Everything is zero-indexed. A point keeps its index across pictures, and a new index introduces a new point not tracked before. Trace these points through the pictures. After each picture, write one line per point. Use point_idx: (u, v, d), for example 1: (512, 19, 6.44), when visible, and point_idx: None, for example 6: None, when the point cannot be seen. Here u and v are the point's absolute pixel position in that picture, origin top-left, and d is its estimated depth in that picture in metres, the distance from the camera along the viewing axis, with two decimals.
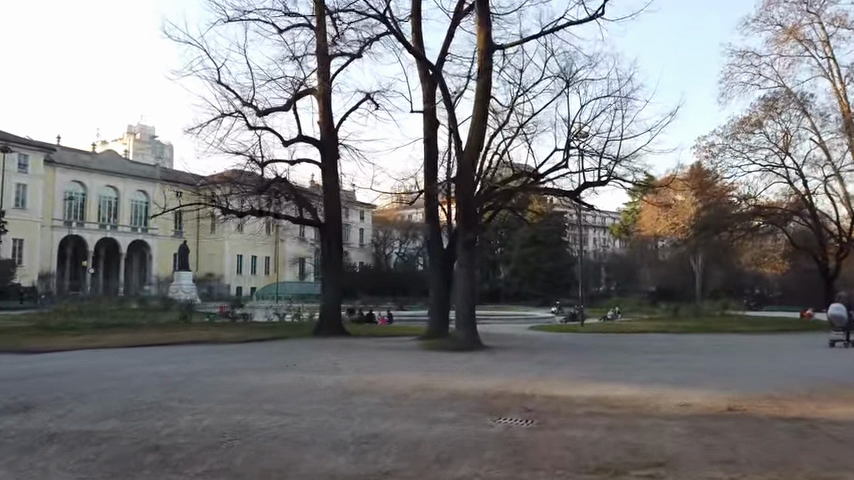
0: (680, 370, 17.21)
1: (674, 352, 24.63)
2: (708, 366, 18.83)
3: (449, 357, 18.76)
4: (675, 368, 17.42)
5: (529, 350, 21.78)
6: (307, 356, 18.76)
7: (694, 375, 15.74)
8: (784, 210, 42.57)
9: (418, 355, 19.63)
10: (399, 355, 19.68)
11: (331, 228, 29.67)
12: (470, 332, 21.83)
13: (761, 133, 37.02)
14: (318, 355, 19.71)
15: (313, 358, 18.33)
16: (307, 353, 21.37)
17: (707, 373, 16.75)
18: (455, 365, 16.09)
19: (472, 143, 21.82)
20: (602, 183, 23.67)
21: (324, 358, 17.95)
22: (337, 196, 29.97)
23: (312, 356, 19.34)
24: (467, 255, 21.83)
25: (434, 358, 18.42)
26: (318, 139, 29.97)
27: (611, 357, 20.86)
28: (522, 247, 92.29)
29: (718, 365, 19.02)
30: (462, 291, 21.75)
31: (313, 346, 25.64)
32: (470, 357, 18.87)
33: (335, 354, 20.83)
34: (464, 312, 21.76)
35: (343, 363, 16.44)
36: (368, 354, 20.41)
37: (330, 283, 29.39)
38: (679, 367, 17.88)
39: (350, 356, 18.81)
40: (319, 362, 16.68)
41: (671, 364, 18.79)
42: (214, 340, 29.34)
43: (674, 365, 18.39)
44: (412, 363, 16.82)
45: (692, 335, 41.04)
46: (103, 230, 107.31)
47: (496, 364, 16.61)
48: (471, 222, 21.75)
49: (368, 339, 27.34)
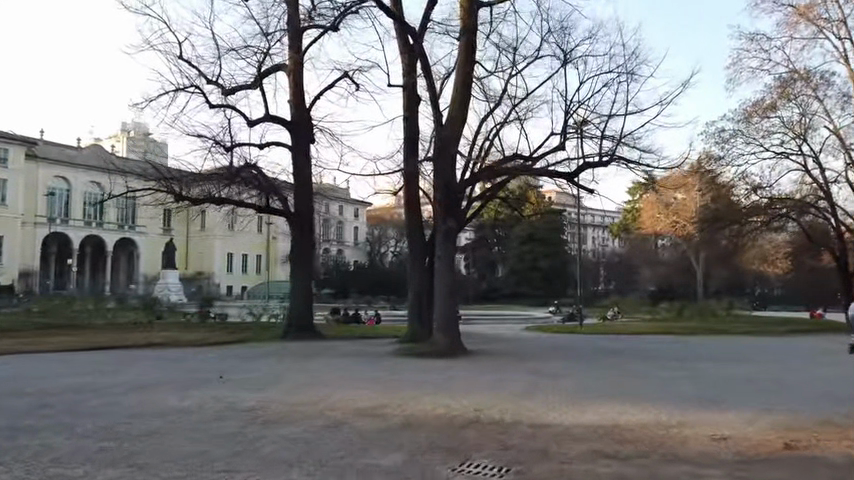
0: (697, 383, 14.17)
1: (682, 357, 21.70)
2: (729, 377, 15.80)
3: (422, 366, 15.75)
4: (691, 381, 14.42)
5: (517, 357, 18.81)
6: (252, 366, 15.75)
7: (720, 391, 12.68)
8: (797, 201, 39.69)
9: (386, 363, 16.62)
10: (363, 363, 16.66)
11: (304, 218, 26.57)
12: (450, 338, 18.67)
13: (775, 118, 34.09)
14: (267, 364, 16.73)
15: (257, 367, 15.29)
16: (259, 362, 18.39)
17: (731, 388, 13.76)
18: (428, 376, 13.08)
19: (454, 115, 18.83)
20: (604, 163, 20.74)
21: (269, 368, 14.89)
22: (310, 184, 26.93)
23: (260, 364, 16.30)
24: (447, 246, 18.83)
25: (403, 367, 15.40)
26: (288, 119, 26.85)
27: (613, 364, 17.85)
28: (519, 244, 89.07)
29: (739, 377, 16.03)
30: (441, 288, 18.72)
31: (275, 351, 22.63)
32: (447, 366, 15.86)
33: (290, 362, 17.89)
34: (444, 313, 18.67)
35: (287, 374, 13.43)
36: (329, 361, 17.41)
37: (300, 278, 26.28)
38: (695, 380, 14.84)
39: (304, 366, 15.79)
40: (260, 372, 13.72)
41: (685, 375, 15.77)
42: (171, 344, 26.34)
43: (687, 377, 15.40)
44: (373, 373, 13.79)
45: (699, 337, 38.06)
46: (88, 227, 104.55)
47: (474, 374, 13.62)
48: (452, 208, 18.75)
49: (339, 342, 24.42)
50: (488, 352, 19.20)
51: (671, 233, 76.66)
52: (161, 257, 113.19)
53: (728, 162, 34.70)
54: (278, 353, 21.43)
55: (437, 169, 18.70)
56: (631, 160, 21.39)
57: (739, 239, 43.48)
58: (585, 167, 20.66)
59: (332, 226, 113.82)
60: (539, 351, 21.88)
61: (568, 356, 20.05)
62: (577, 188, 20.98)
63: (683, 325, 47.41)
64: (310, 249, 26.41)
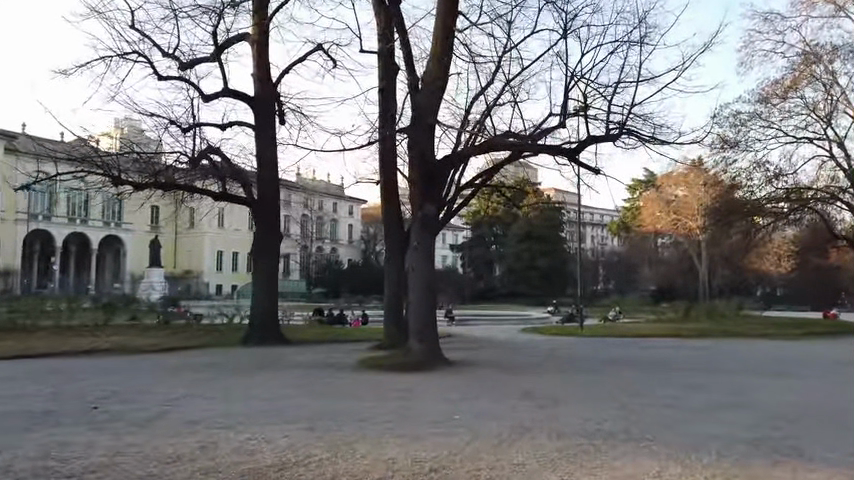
0: (733, 412, 11.01)
1: (700, 368, 18.63)
2: (772, 402, 12.58)
3: (387, 384, 12.60)
4: (728, 410, 11.26)
5: (508, 369, 15.65)
6: (171, 384, 12.58)
7: (769, 430, 9.52)
8: (815, 194, 37.18)
9: (343, 378, 13.45)
10: (315, 380, 13.50)
11: (271, 208, 23.28)
12: (427, 346, 15.44)
13: (796, 98, 31.06)
14: (195, 382, 13.62)
15: (174, 386, 12.14)
16: (192, 376, 15.22)
17: (783, 420, 10.58)
18: (384, 404, 9.91)
19: (433, 78, 15.65)
20: (612, 136, 17.47)
21: (188, 388, 11.73)
22: (275, 168, 23.57)
23: (183, 383, 13.15)
24: (426, 235, 15.63)
25: (361, 386, 12.29)
26: (250, 95, 23.55)
27: (620, 377, 14.76)
28: (517, 242, 85.79)
29: (784, 401, 12.84)
30: (417, 286, 15.58)
31: (229, 360, 19.48)
32: (417, 383, 12.68)
33: (227, 377, 14.73)
34: (421, 314, 15.50)
35: (201, 398, 10.31)
36: (275, 376, 14.25)
37: (260, 273, 22.99)
38: (730, 406, 11.64)
39: (238, 385, 12.62)
40: (167, 395, 10.58)
41: (716, 397, 12.55)
42: (117, 350, 23.17)
43: (718, 401, 12.21)
44: (315, 395, 10.65)
45: (709, 342, 34.97)
46: (72, 224, 101.18)
47: (448, 400, 10.46)
48: (430, 189, 15.54)
49: (307, 348, 21.30)
50: (474, 363, 16.02)
51: (674, 231, 74.01)
52: (148, 255, 109.76)
53: (745, 149, 31.58)
54: (229, 364, 18.31)
55: (413, 142, 15.51)
56: (642, 134, 18.22)
57: (752, 235, 40.34)
58: (589, 143, 17.52)
59: (325, 224, 110.55)
60: (534, 361, 18.67)
61: (569, 367, 16.86)
62: (579, 168, 17.84)
63: (690, 327, 44.28)
64: (275, 240, 23.17)
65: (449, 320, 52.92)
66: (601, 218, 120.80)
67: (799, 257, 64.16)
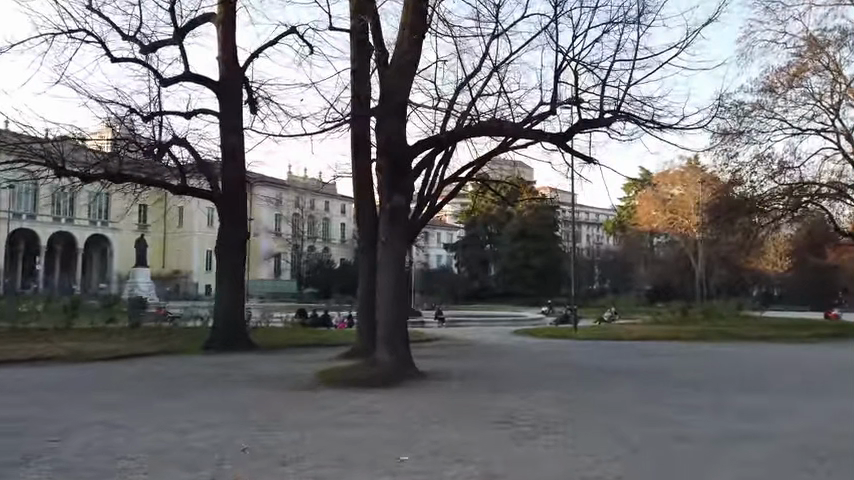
0: (747, 446, 9.41)
1: (702, 381, 17.00)
2: (789, 430, 10.93)
3: (342, 413, 10.89)
4: (741, 442, 9.65)
5: (488, 385, 13.99)
6: (92, 414, 10.91)
7: (791, 474, 7.90)
8: (817, 190, 35.68)
9: (294, 403, 11.76)
10: (262, 406, 11.78)
11: (235, 202, 21.34)
12: (395, 356, 13.62)
13: (803, 88, 29.26)
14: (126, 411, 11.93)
15: (94, 417, 10.46)
16: (130, 396, 13.54)
17: (807, 457, 8.98)
18: (328, 447, 8.22)
19: (402, 51, 13.87)
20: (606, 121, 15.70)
21: (109, 416, 10.08)
22: (241, 158, 21.65)
23: (111, 410, 11.50)
24: (396, 229, 13.81)
25: (312, 417, 10.59)
26: (214, 80, 21.66)
27: (616, 396, 13.09)
28: (511, 242, 83.99)
29: (803, 429, 11.23)
30: (385, 287, 13.79)
31: (186, 370, 17.73)
32: (378, 412, 10.96)
33: (168, 400, 13.01)
34: (390, 319, 13.70)
35: (108, 437, 8.65)
36: (220, 400, 12.55)
37: (225, 274, 21.08)
38: (742, 437, 10.03)
39: (169, 416, 10.92)
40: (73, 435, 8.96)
41: (725, 425, 10.92)
42: (72, 358, 21.35)
43: (728, 429, 10.57)
44: (253, 427, 8.97)
45: (709, 344, 33.34)
46: (57, 223, 98.67)
47: (406, 435, 8.81)
48: (399, 178, 13.75)
49: (274, 356, 19.59)
50: (450, 376, 14.36)
51: (671, 230, 72.37)
52: (135, 254, 107.29)
53: (748, 142, 29.76)
54: (183, 376, 16.57)
55: (380, 122, 13.73)
56: (640, 119, 16.44)
57: (752, 233, 38.69)
58: (580, 127, 15.73)
59: (317, 224, 108.58)
60: (519, 373, 17.00)
61: (557, 380, 15.22)
62: (571, 156, 16.04)
63: (689, 328, 42.60)
64: (241, 238, 21.32)
65: (439, 322, 51.10)
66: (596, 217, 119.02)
67: (797, 256, 62.71)
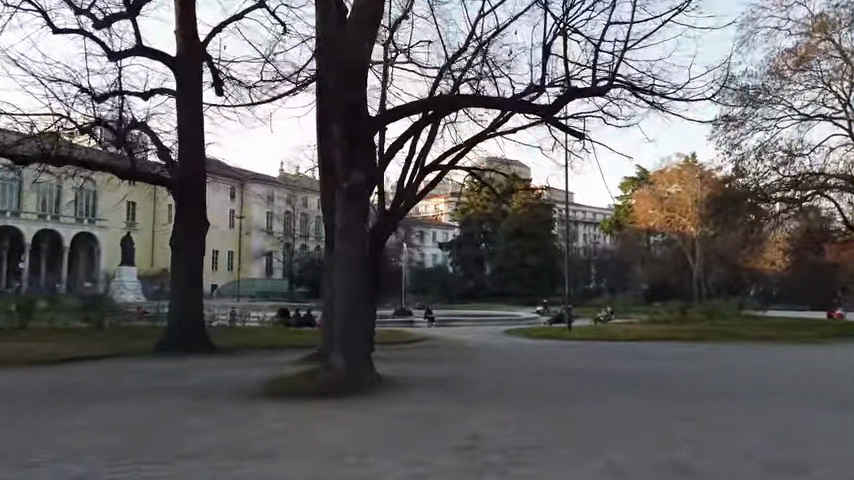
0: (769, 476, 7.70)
1: (704, 388, 15.24)
2: (816, 451, 9.23)
3: (278, 432, 9.15)
4: (763, 470, 7.92)
5: (465, 394, 12.22)
6: None
7: None
8: (822, 182, 34.01)
9: (225, 419, 9.99)
10: (188, 426, 10.00)
11: (192, 189, 19.37)
12: (353, 361, 11.71)
13: (811, 70, 27.35)
14: (35, 434, 10.17)
15: None
16: (47, 414, 11.74)
17: None
18: None
19: (363, 5, 12.03)
20: (600, 90, 13.71)
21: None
22: (199, 141, 19.65)
23: (6, 436, 9.68)
24: (354, 211, 11.91)
25: (239, 440, 8.81)
26: (171, 56, 19.65)
27: (605, 412, 11.37)
28: (507, 240, 82.08)
29: (824, 447, 9.55)
30: (342, 279, 11.89)
31: (134, 377, 15.89)
32: (326, 432, 9.20)
33: (87, 418, 11.22)
34: (347, 317, 11.78)
35: None
36: (142, 420, 10.74)
37: (180, 269, 19.18)
38: (764, 463, 8.32)
39: (71, 445, 9.12)
40: None
41: (741, 448, 9.16)
42: (16, 360, 19.47)
43: (744, 452, 8.85)
44: (158, 466, 7.23)
45: (710, 345, 31.47)
46: (42, 220, 96.37)
47: (340, 468, 7.10)
48: (357, 152, 11.91)
49: (235, 359, 17.75)
50: (418, 383, 12.59)
51: (669, 228, 70.63)
52: (122, 253, 104.93)
53: (753, 130, 27.92)
54: (126, 385, 14.77)
55: (336, 87, 11.92)
56: (638, 90, 14.46)
57: (754, 229, 36.95)
58: (570, 98, 13.89)
59: (309, 222, 106.55)
60: (501, 380, 15.23)
61: (541, 391, 13.48)
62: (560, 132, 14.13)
63: (688, 328, 40.64)
64: (199, 228, 19.39)
65: (429, 321, 49.17)
66: (593, 217, 117.14)
67: (797, 253, 61.16)
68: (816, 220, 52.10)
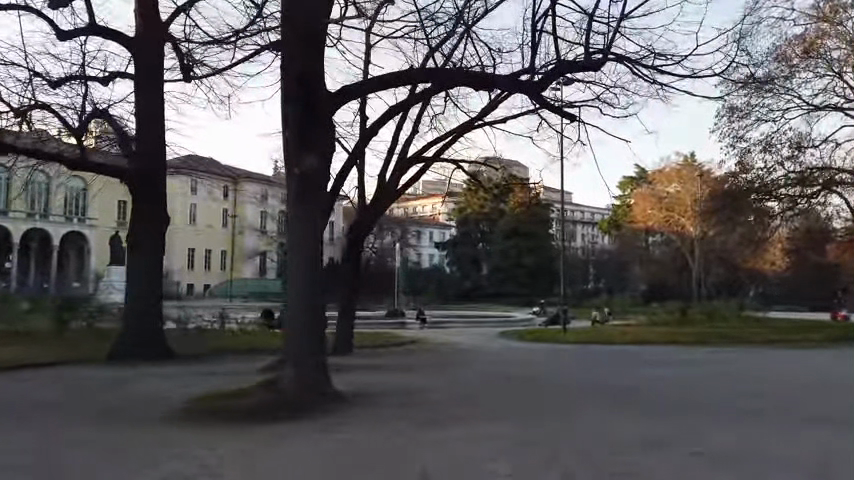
0: None
1: (701, 397, 13.97)
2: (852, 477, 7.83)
3: (219, 461, 7.76)
4: None
5: (443, 410, 10.78)
6: None
7: None
8: (827, 178, 32.67)
9: (145, 441, 8.56)
10: (116, 449, 8.59)
11: (151, 181, 17.86)
12: (306, 374, 10.09)
13: (819, 58, 25.85)
14: None
15: None
16: None
17: None
18: None
19: None
20: (592, 62, 12.12)
21: None
22: (159, 130, 18.09)
23: None
24: (309, 202, 10.30)
25: (163, 469, 7.48)
26: (131, 37, 18.09)
27: (588, 427, 10.03)
28: (504, 239, 80.42)
29: (839, 468, 8.34)
30: (294, 280, 10.28)
31: (83, 386, 14.41)
32: (274, 460, 7.75)
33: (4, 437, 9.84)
34: (301, 325, 10.18)
35: None
36: (54, 439, 9.27)
37: (138, 266, 17.66)
38: None
39: None
40: None
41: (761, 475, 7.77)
42: None
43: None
44: None
45: (712, 349, 29.99)
46: (30, 219, 94.33)
47: None
48: (310, 135, 10.32)
49: (201, 367, 16.28)
50: (381, 394, 11.17)
51: (668, 227, 69.29)
52: (112, 252, 102.97)
53: (759, 123, 26.42)
54: (72, 396, 13.28)
55: (287, 58, 10.28)
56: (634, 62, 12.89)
57: (757, 228, 35.48)
58: (560, 72, 12.34)
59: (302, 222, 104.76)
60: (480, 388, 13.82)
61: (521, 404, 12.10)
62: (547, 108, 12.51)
63: (690, 330, 39.03)
64: (158, 224, 17.91)
65: (421, 322, 47.64)
66: (591, 217, 115.73)
67: (799, 252, 59.82)
68: (819, 220, 50.73)
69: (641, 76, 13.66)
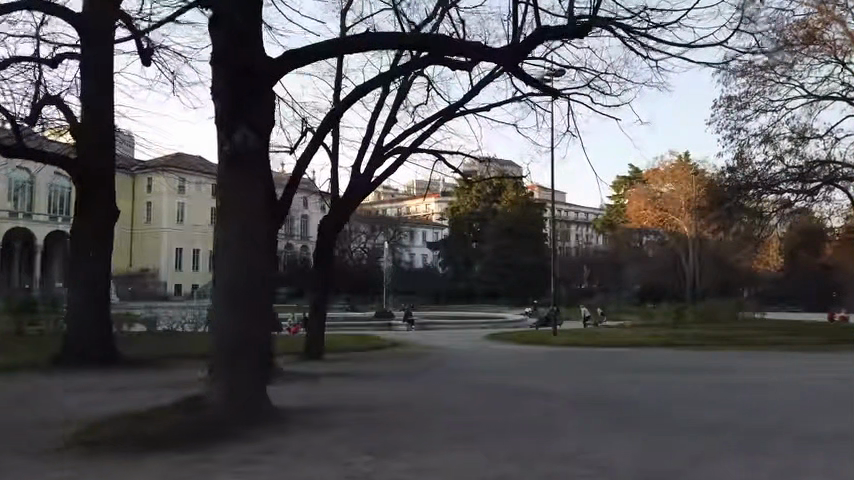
0: None
1: (700, 408, 12.46)
2: None
3: None
4: None
5: (405, 425, 9.38)
6: None
7: None
8: (828, 174, 31.42)
9: (24, 468, 7.00)
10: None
11: (97, 171, 16.34)
12: (236, 391, 8.57)
13: (821, 44, 24.48)
14: None
15: None
16: None
17: None
18: None
19: None
20: (577, 26, 10.74)
21: None
22: (106, 116, 16.60)
23: None
24: (242, 187, 8.79)
25: None
26: (75, 14, 16.48)
27: (567, 449, 8.60)
28: (496, 239, 78.67)
29: None
30: (224, 278, 8.76)
31: (11, 394, 12.86)
32: None
33: None
34: (232, 329, 8.65)
35: None
36: None
37: (80, 266, 16.09)
38: None
39: None
40: None
41: None
42: None
43: None
44: None
45: (711, 351, 28.52)
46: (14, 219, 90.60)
47: None
48: (244, 106, 8.77)
49: (151, 375, 14.77)
50: (328, 407, 9.62)
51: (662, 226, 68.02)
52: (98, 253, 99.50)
53: (759, 115, 24.93)
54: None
55: (217, 17, 8.78)
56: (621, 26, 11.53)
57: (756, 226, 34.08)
58: (542, 39, 10.89)
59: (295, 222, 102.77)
60: (451, 398, 12.28)
61: (495, 419, 10.54)
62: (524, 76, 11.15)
63: (689, 332, 37.54)
64: (106, 220, 16.43)
65: (408, 325, 46.07)
66: (584, 217, 114.54)
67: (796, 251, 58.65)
68: (817, 219, 49.52)
69: (632, 44, 12.30)
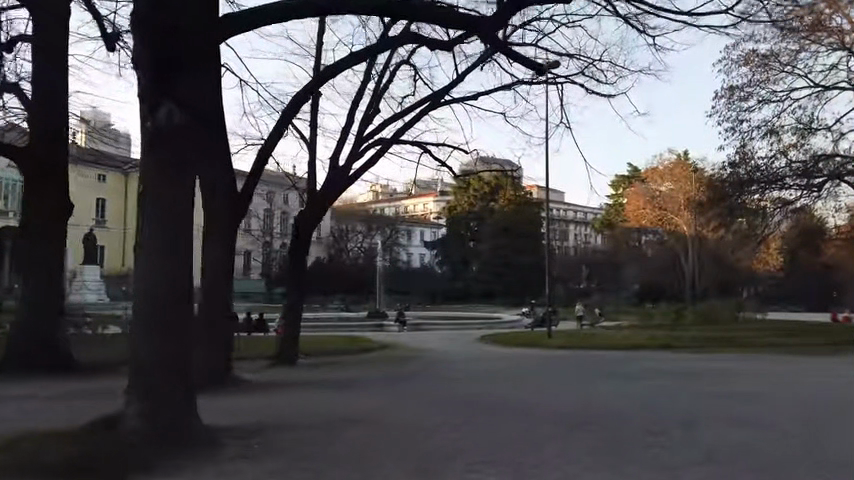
0: None
1: (696, 423, 11.20)
2: None
3: None
4: None
5: (357, 446, 8.20)
6: None
7: None
8: (832, 170, 30.20)
9: None
10: None
11: (47, 164, 15.14)
12: (155, 411, 7.36)
13: (824, 34, 23.33)
14: None
15: None
16: None
17: None
18: None
19: None
20: None
21: None
22: (59, 105, 15.38)
23: None
24: (168, 170, 7.57)
25: None
26: None
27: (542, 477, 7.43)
28: (493, 238, 77.31)
29: None
30: (145, 280, 7.51)
31: None
32: None
33: None
34: (152, 332, 7.45)
35: None
36: None
37: (31, 265, 14.96)
38: None
39: None
40: None
41: None
42: None
43: None
44: None
45: (709, 354, 27.33)
46: None
47: None
48: (170, 79, 7.52)
49: (101, 384, 13.57)
50: (270, 427, 8.34)
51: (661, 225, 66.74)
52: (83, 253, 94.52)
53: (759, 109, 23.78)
54: None
55: None
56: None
57: (757, 225, 32.90)
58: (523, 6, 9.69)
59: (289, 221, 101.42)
60: (420, 412, 10.96)
61: (464, 438, 9.23)
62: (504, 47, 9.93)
63: (688, 334, 36.27)
64: (59, 215, 15.26)
65: (400, 325, 44.74)
66: (583, 217, 113.20)
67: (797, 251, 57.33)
68: (820, 216, 48.28)
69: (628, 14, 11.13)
